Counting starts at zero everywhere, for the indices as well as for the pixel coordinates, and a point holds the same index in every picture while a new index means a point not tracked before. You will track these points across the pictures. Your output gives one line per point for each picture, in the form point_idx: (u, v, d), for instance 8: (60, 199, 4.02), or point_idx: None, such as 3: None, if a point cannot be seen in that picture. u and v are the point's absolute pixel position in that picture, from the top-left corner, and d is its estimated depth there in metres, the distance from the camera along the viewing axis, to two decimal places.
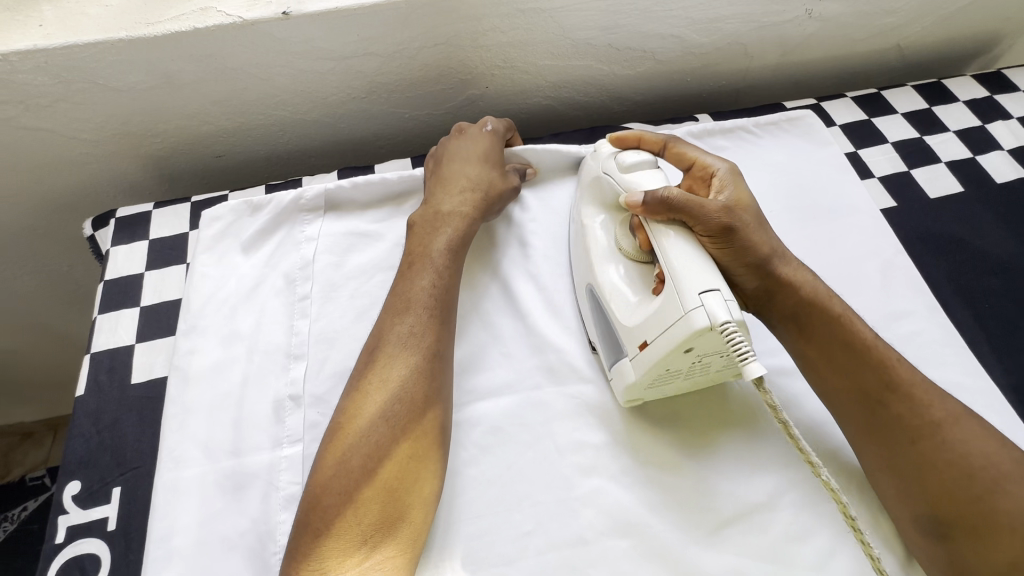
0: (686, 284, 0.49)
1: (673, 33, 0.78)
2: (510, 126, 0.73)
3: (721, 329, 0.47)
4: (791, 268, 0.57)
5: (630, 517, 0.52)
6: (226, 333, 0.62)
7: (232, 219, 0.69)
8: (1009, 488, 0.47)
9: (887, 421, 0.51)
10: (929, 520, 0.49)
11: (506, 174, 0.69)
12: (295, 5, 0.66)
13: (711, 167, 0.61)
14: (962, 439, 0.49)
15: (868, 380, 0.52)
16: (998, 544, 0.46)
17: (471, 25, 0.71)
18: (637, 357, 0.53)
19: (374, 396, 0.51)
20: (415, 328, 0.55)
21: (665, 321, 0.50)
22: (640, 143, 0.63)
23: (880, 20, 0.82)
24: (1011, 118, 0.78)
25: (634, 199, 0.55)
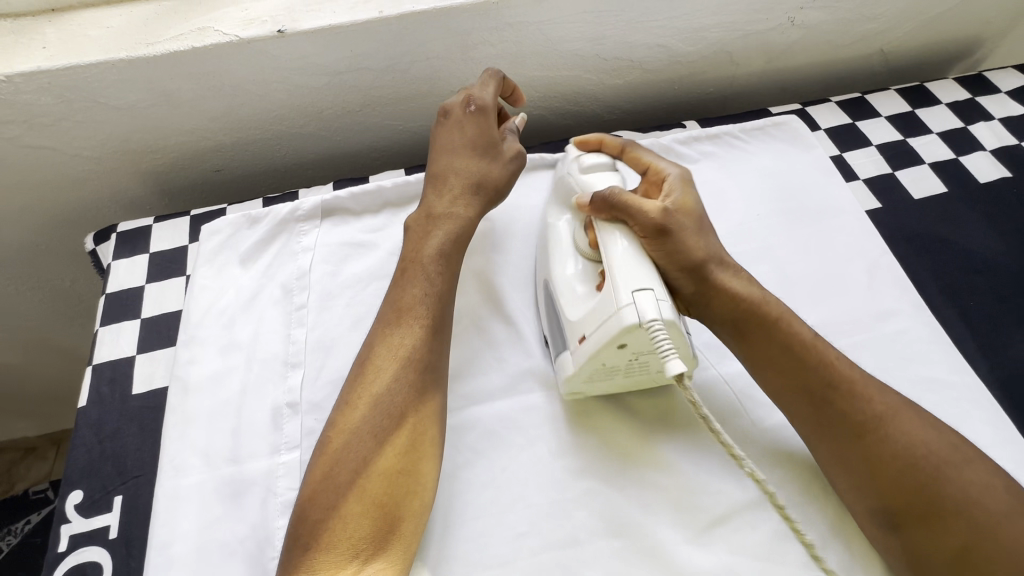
0: (620, 282, 0.52)
1: (659, 43, 0.79)
2: (495, 79, 0.69)
3: (648, 327, 0.49)
4: (726, 275, 0.58)
5: (622, 517, 0.53)
6: (225, 343, 0.64)
7: (230, 233, 0.70)
8: (950, 472, 0.49)
9: (831, 419, 0.53)
10: (881, 513, 0.50)
11: (501, 150, 0.68)
12: (290, 24, 0.68)
13: (660, 172, 0.63)
14: (904, 431, 0.51)
15: (814, 383, 0.54)
16: (946, 528, 0.47)
17: (461, 39, 0.73)
18: (576, 351, 0.55)
19: (364, 410, 0.52)
20: (406, 337, 0.55)
21: (601, 316, 0.52)
22: (601, 146, 0.66)
23: (861, 26, 0.84)
24: (994, 119, 0.80)
25: (583, 199, 0.58)
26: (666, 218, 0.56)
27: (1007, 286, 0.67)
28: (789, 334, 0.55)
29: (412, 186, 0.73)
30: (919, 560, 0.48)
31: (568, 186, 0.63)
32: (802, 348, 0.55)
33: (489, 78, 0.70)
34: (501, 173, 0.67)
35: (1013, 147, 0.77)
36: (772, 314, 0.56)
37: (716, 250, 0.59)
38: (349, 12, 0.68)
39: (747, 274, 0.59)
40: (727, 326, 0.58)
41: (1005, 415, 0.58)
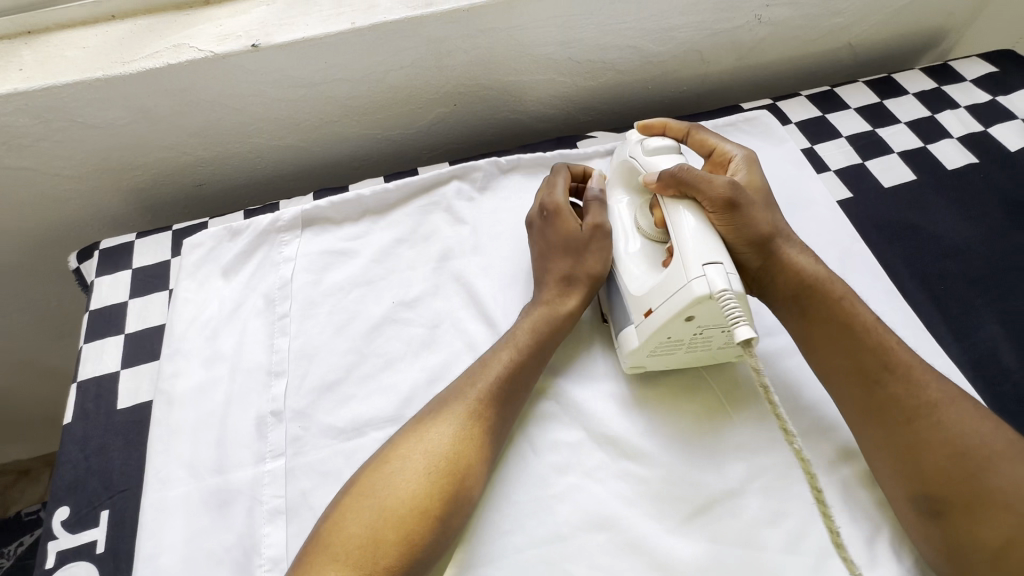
0: (691, 256, 0.53)
1: (630, 44, 0.81)
2: (558, 179, 0.68)
3: (720, 297, 0.51)
4: (795, 253, 0.60)
5: (605, 512, 0.54)
6: (208, 355, 0.64)
7: (212, 245, 0.71)
8: (1001, 466, 0.48)
9: (884, 401, 0.53)
10: (922, 498, 0.50)
11: (590, 236, 0.64)
12: (263, 38, 0.69)
13: (728, 154, 0.66)
14: (958, 419, 0.51)
15: (870, 366, 0.54)
16: (990, 520, 0.47)
17: (434, 47, 0.74)
18: (642, 324, 0.57)
19: (425, 453, 0.51)
20: (488, 411, 0.54)
21: (670, 289, 0.54)
22: (665, 130, 0.68)
23: (827, 21, 0.86)
24: (959, 107, 0.81)
25: (650, 177, 0.60)
26: (735, 191, 0.58)
27: (977, 269, 0.68)
28: (847, 315, 0.57)
29: (393, 194, 0.74)
30: (959, 549, 0.48)
31: (633, 169, 0.65)
32: (862, 330, 0.56)
33: (557, 176, 0.69)
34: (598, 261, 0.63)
35: (979, 133, 0.79)
36: (834, 296, 0.58)
37: (782, 227, 0.61)
38: (321, 25, 0.70)
39: (812, 253, 0.61)
40: (791, 304, 0.59)
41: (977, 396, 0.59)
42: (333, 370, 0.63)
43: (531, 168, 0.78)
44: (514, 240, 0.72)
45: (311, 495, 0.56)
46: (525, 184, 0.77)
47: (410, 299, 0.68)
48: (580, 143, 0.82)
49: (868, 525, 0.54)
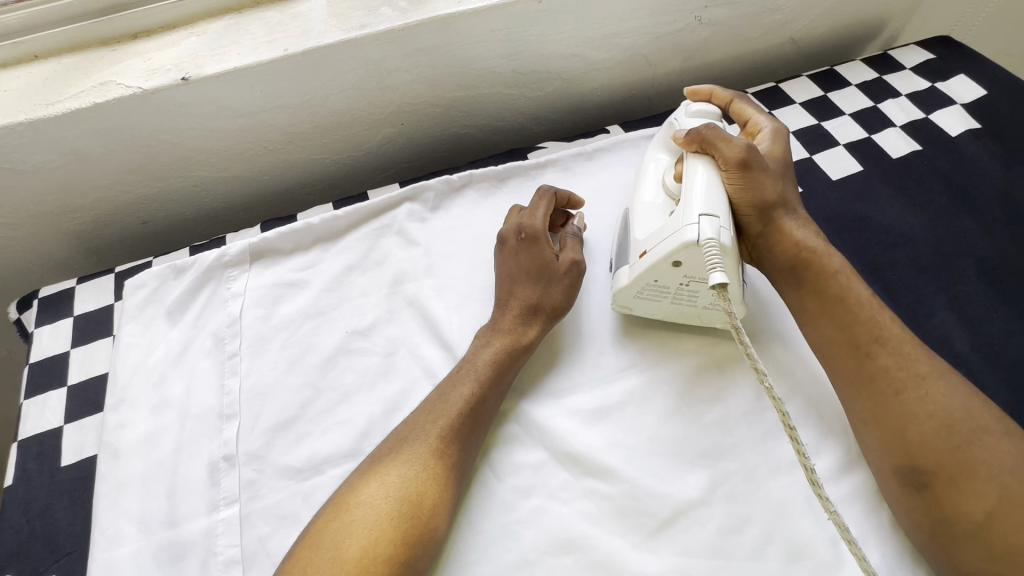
0: (689, 205, 0.55)
1: (574, 53, 0.81)
2: (541, 201, 0.67)
3: (705, 245, 0.53)
4: (798, 224, 0.61)
5: (571, 534, 0.53)
6: (157, 402, 0.62)
7: (156, 285, 0.69)
8: (985, 439, 0.48)
9: (874, 371, 0.53)
10: (909, 471, 0.50)
11: (560, 271, 0.63)
12: (194, 70, 0.67)
13: (760, 125, 0.68)
14: (946, 392, 0.51)
15: (861, 335, 0.54)
16: (973, 491, 0.47)
17: (373, 67, 0.73)
18: (634, 264, 0.59)
19: (383, 493, 0.49)
20: (447, 450, 0.53)
21: (664, 234, 0.56)
22: (710, 97, 0.71)
23: (768, 18, 0.86)
24: (901, 96, 0.83)
25: (679, 133, 0.63)
26: (751, 154, 0.59)
27: (926, 257, 0.68)
28: (838, 287, 0.57)
29: (343, 220, 0.73)
30: (943, 522, 0.48)
31: (673, 130, 0.67)
32: (853, 303, 0.56)
33: (539, 199, 0.67)
34: (564, 298, 0.62)
35: (920, 121, 0.80)
36: (830, 268, 0.58)
37: (790, 198, 0.61)
38: (252, 54, 0.68)
39: (815, 227, 0.61)
40: (788, 271, 0.59)
41: None
42: (287, 408, 0.61)
43: (483, 183, 0.77)
44: (469, 258, 0.71)
45: (268, 541, 0.54)
46: (477, 200, 0.76)
47: (363, 328, 0.66)
48: (531, 154, 0.81)
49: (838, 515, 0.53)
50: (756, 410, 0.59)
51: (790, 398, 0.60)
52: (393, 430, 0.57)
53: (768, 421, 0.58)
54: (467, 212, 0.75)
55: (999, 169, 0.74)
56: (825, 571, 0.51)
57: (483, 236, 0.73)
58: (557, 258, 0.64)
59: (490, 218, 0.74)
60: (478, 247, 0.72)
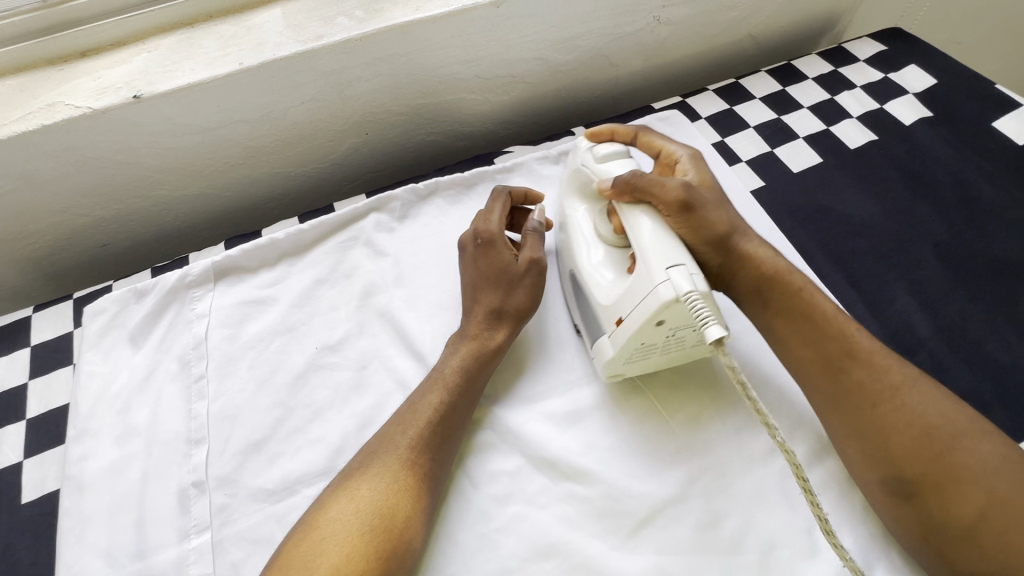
0: (653, 260, 0.52)
1: (536, 56, 0.81)
2: (497, 204, 0.66)
3: (687, 299, 0.48)
4: (754, 247, 0.60)
5: (550, 539, 0.53)
6: (121, 431, 0.60)
7: (117, 310, 0.67)
8: (965, 443, 0.48)
9: (850, 386, 0.53)
10: (894, 481, 0.50)
11: (518, 270, 0.62)
12: (146, 87, 0.65)
13: (673, 155, 0.65)
14: (920, 399, 0.51)
15: (833, 352, 0.54)
16: (961, 496, 0.46)
17: (333, 77, 0.72)
18: (615, 333, 0.55)
19: (355, 510, 0.48)
20: (417, 459, 0.52)
21: (637, 295, 0.52)
22: (613, 136, 0.67)
23: (725, 16, 0.88)
24: (856, 88, 0.85)
25: (604, 184, 0.60)
26: (689, 193, 0.57)
27: (886, 244, 0.70)
28: (807, 304, 0.57)
29: (309, 233, 0.72)
30: (934, 528, 0.47)
31: (584, 176, 0.65)
32: (820, 318, 0.56)
33: (494, 203, 0.67)
34: (526, 296, 0.62)
35: (876, 111, 0.82)
36: (794, 288, 0.58)
37: (739, 224, 0.61)
38: (207, 68, 0.66)
39: (771, 247, 0.61)
40: (752, 297, 0.59)
41: None
42: (258, 429, 0.60)
43: (451, 190, 0.76)
44: (438, 267, 0.70)
45: (242, 567, 0.53)
46: (445, 207, 0.75)
47: (334, 343, 0.65)
48: (497, 159, 0.81)
49: (811, 505, 0.54)
50: (727, 405, 0.60)
51: (760, 390, 0.60)
52: (364, 444, 0.56)
53: (740, 415, 0.59)
54: (436, 220, 0.74)
55: (951, 155, 0.76)
56: (801, 560, 0.51)
57: (452, 243, 0.72)
58: (517, 259, 0.63)
59: (458, 226, 0.74)
60: (448, 255, 0.71)
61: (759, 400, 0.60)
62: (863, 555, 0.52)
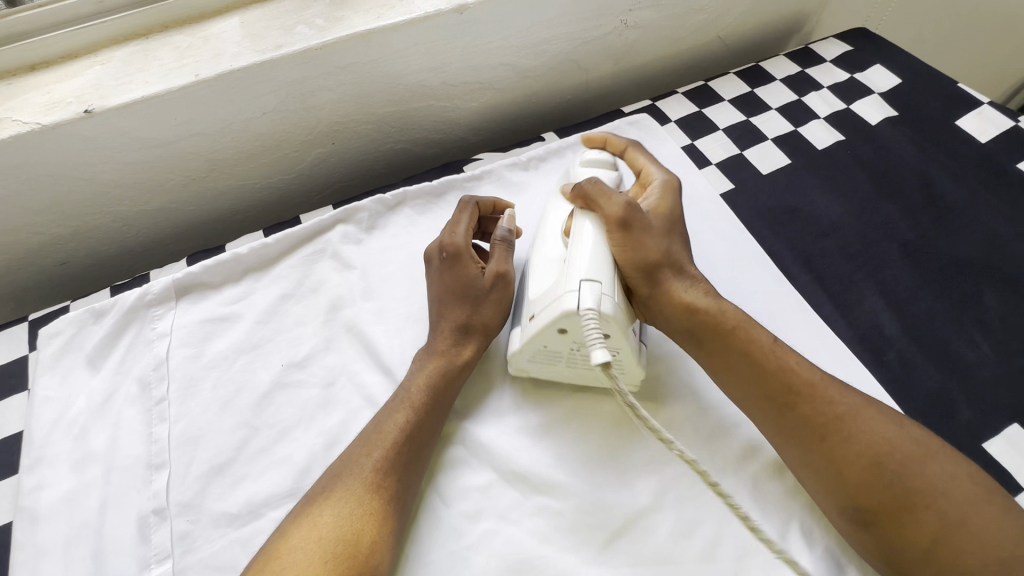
0: (573, 269, 0.54)
1: (503, 62, 0.80)
2: (467, 214, 0.65)
3: (583, 315, 0.51)
4: (688, 287, 0.59)
5: (522, 555, 0.52)
6: (78, 458, 0.58)
7: (74, 331, 0.65)
8: (914, 469, 0.48)
9: (796, 422, 0.52)
10: (852, 511, 0.49)
11: (485, 285, 0.61)
12: (98, 101, 0.63)
13: (650, 177, 0.65)
14: (868, 430, 0.50)
15: (773, 387, 0.53)
16: (915, 523, 0.46)
17: (295, 88, 0.70)
18: (524, 329, 0.57)
19: (319, 537, 0.47)
20: (383, 482, 0.51)
21: (548, 300, 0.54)
22: (604, 145, 0.69)
23: (693, 18, 0.88)
24: (823, 88, 0.85)
25: (567, 187, 0.63)
26: (631, 211, 0.58)
27: (854, 244, 0.71)
28: (746, 336, 0.56)
29: (274, 246, 0.70)
30: (895, 554, 0.47)
31: (569, 180, 0.66)
32: (758, 354, 0.55)
33: (461, 214, 0.65)
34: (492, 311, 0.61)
35: (842, 112, 0.82)
36: (725, 325, 0.56)
37: (677, 258, 0.59)
38: (162, 80, 0.64)
39: (704, 286, 0.59)
40: (679, 330, 0.58)
41: (868, 370, 0.61)
42: (221, 451, 0.58)
43: (419, 200, 0.75)
44: (407, 278, 0.69)
45: None
46: (414, 217, 0.74)
47: (300, 359, 0.64)
48: (467, 167, 0.80)
49: (782, 511, 0.54)
50: (699, 412, 0.60)
51: (731, 395, 0.60)
52: (329, 466, 0.55)
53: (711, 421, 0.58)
54: (405, 231, 0.73)
55: (916, 155, 0.77)
56: (773, 567, 0.51)
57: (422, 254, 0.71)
58: (483, 273, 0.62)
59: (427, 236, 0.73)
60: (418, 266, 0.70)
61: (730, 406, 0.60)
62: (834, 560, 0.52)
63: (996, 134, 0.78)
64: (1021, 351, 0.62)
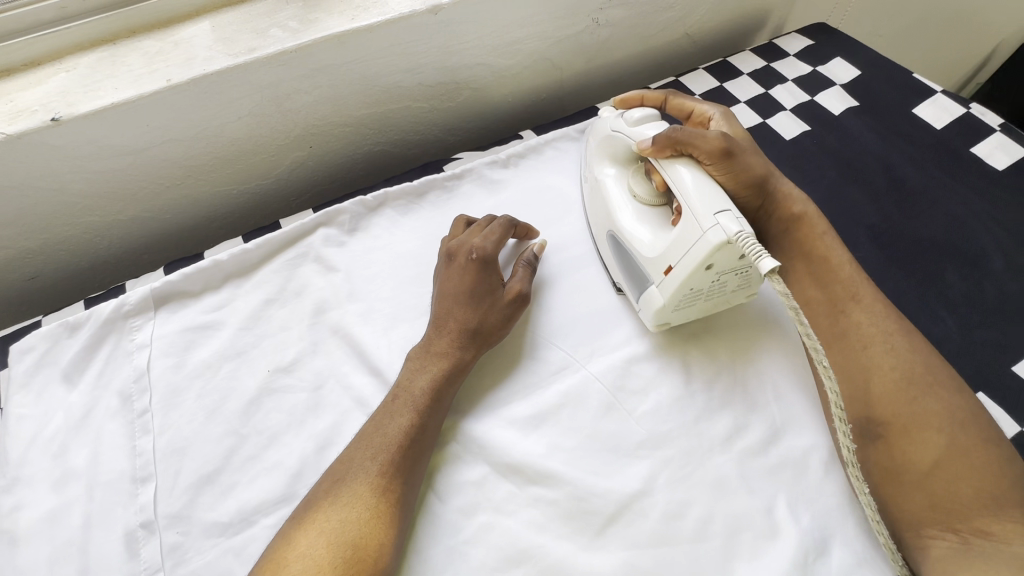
0: (700, 208, 0.54)
1: (480, 61, 0.81)
2: (501, 224, 0.67)
3: (739, 240, 0.51)
4: (784, 190, 0.64)
5: (520, 545, 0.53)
6: (59, 476, 0.56)
7: (48, 346, 0.63)
8: (940, 395, 0.51)
9: (847, 327, 0.56)
10: (866, 421, 0.53)
11: (499, 301, 0.62)
12: (65, 109, 0.61)
13: (706, 114, 0.71)
14: (909, 349, 0.54)
15: (839, 294, 0.58)
16: (921, 443, 0.50)
17: (271, 90, 0.69)
18: (663, 283, 0.58)
19: (321, 540, 0.47)
20: (387, 484, 0.51)
21: (686, 245, 0.55)
22: (643, 101, 0.73)
23: (662, 16, 0.90)
24: (788, 81, 0.88)
25: (644, 143, 0.61)
26: (727, 142, 0.60)
27: (824, 228, 0.73)
28: (822, 249, 0.61)
29: (255, 252, 0.69)
30: (894, 471, 0.51)
31: (616, 141, 0.68)
32: (835, 264, 0.60)
33: (496, 224, 0.66)
34: (501, 328, 0.62)
35: (807, 103, 0.86)
36: (817, 230, 0.62)
37: (773, 169, 0.65)
38: (132, 86, 0.63)
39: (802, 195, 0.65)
40: (784, 238, 0.63)
41: None
42: (209, 461, 0.57)
43: (401, 200, 0.75)
44: (392, 279, 0.69)
45: None
46: (396, 218, 0.74)
47: (287, 364, 0.63)
48: (446, 166, 0.80)
49: (768, 487, 0.56)
50: (685, 394, 0.60)
51: (715, 377, 0.62)
52: (328, 466, 0.54)
53: (698, 404, 0.60)
54: (387, 231, 0.73)
55: (878, 142, 0.81)
56: (762, 541, 0.53)
57: (406, 253, 0.71)
58: (504, 288, 0.64)
59: (411, 236, 0.73)
60: (403, 266, 0.70)
61: (715, 387, 0.61)
62: (820, 531, 0.54)
63: (950, 121, 0.82)
64: (983, 324, 0.65)
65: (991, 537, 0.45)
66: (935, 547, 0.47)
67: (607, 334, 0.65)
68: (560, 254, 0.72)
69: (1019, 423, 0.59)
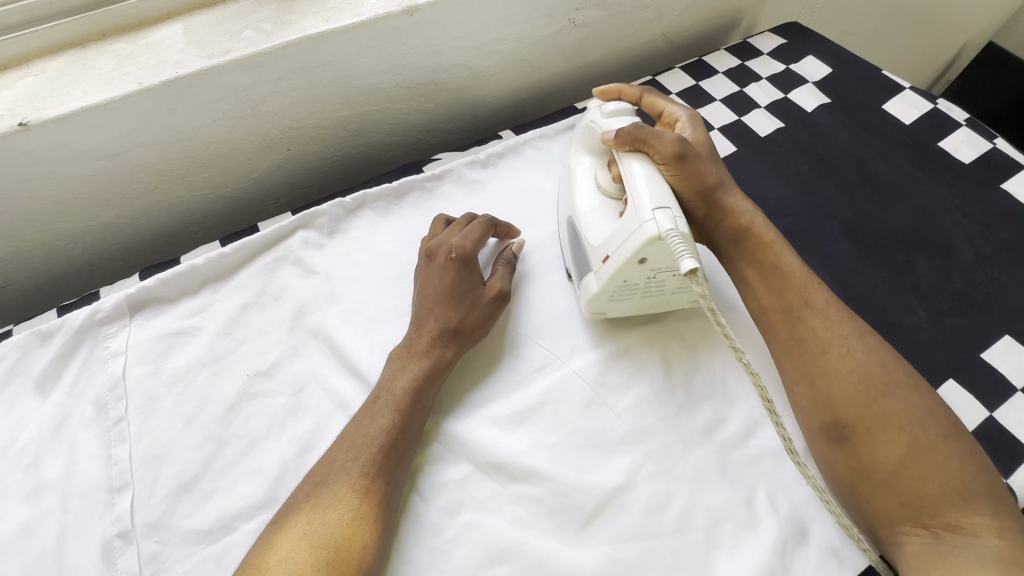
0: (642, 202, 0.56)
1: (456, 63, 0.81)
2: (482, 223, 0.67)
3: (669, 237, 0.53)
4: (734, 198, 0.64)
5: (504, 542, 0.53)
6: (32, 487, 0.55)
7: (19, 355, 0.62)
8: (899, 394, 0.52)
9: (802, 333, 0.57)
10: (832, 426, 0.53)
11: (477, 302, 0.62)
12: (32, 113, 0.60)
13: (674, 115, 0.72)
14: (866, 351, 0.55)
15: (792, 301, 0.58)
16: (885, 443, 0.51)
17: (244, 95, 0.69)
18: (600, 270, 0.60)
19: (298, 549, 0.46)
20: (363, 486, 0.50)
21: (625, 235, 0.56)
22: (620, 95, 0.73)
23: (638, 16, 0.91)
24: (761, 79, 0.90)
25: (608, 134, 0.64)
26: (682, 146, 0.61)
27: (799, 222, 0.75)
28: (773, 257, 0.61)
29: (233, 255, 0.68)
30: (861, 473, 0.51)
31: (593, 132, 0.68)
32: (787, 271, 0.60)
33: (476, 224, 0.67)
34: (479, 326, 0.62)
35: (781, 100, 0.87)
36: (766, 241, 0.62)
37: (726, 180, 0.65)
38: (103, 89, 0.62)
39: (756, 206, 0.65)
40: (731, 248, 0.63)
41: None
42: (187, 468, 0.56)
43: (380, 202, 0.75)
44: (373, 281, 0.69)
45: None
46: (375, 219, 0.74)
47: (266, 368, 0.62)
48: (425, 167, 0.80)
49: (747, 479, 0.57)
50: (664, 389, 0.61)
51: (694, 370, 0.63)
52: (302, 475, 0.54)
53: (680, 398, 0.61)
54: (367, 231, 0.73)
55: (849, 138, 0.82)
56: (742, 531, 0.54)
57: (387, 254, 0.71)
58: (483, 286, 0.64)
59: (391, 237, 0.73)
60: (383, 266, 0.70)
61: (694, 380, 0.62)
62: (798, 519, 0.55)
63: (918, 116, 0.84)
64: (952, 312, 0.67)
65: (961, 531, 0.47)
66: (909, 544, 0.48)
67: (589, 331, 0.66)
68: (540, 253, 0.72)
69: (987, 409, 0.61)
